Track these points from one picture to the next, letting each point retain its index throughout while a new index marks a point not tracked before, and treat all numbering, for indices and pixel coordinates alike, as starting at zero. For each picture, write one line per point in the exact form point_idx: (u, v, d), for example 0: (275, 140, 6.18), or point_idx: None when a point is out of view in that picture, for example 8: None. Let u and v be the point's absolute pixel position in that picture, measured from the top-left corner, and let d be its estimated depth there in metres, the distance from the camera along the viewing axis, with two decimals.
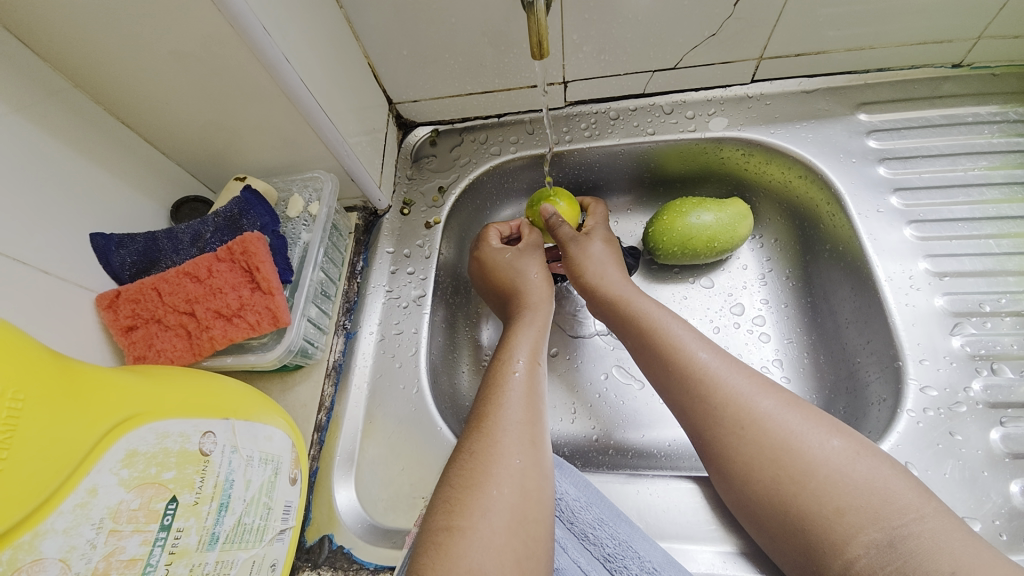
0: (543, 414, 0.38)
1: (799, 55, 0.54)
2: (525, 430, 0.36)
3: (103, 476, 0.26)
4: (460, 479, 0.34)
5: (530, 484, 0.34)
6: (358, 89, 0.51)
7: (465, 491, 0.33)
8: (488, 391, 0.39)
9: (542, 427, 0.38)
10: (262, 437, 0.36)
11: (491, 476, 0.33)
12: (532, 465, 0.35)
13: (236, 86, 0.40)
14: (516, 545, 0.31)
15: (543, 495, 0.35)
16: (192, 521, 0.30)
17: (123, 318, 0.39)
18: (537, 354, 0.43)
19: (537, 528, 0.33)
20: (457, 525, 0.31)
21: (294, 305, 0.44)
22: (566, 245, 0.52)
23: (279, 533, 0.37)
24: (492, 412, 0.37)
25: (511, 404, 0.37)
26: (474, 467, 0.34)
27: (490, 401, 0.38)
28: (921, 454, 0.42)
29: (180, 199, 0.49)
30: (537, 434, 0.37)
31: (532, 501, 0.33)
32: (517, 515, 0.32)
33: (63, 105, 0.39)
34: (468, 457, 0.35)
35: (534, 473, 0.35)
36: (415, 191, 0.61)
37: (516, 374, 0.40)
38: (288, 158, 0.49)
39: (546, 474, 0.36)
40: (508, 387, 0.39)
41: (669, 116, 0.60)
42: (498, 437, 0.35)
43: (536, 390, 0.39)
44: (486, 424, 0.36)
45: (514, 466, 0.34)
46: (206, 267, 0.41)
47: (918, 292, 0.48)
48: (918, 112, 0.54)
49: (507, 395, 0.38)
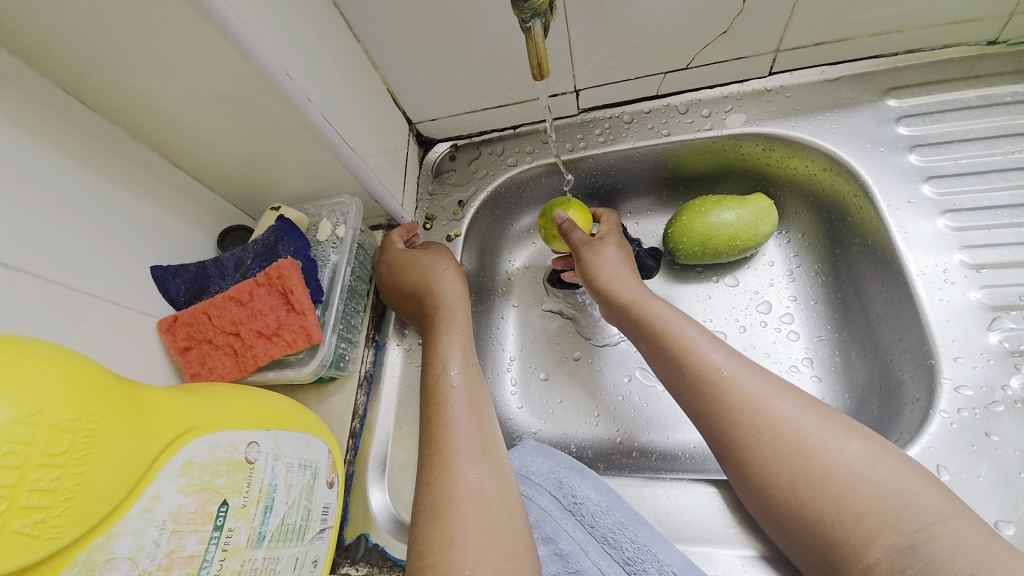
0: (485, 416, 0.44)
1: (818, 44, 0.52)
2: (474, 440, 0.41)
3: (166, 484, 0.30)
4: (424, 515, 0.37)
5: (491, 493, 0.39)
6: (378, 115, 0.55)
7: (432, 527, 0.36)
8: (428, 414, 0.44)
9: (488, 432, 0.43)
10: (302, 444, 0.40)
11: (453, 500, 0.38)
12: (490, 472, 0.40)
13: (267, 124, 0.44)
14: (493, 555, 0.35)
15: (505, 495, 0.40)
16: (242, 521, 0.33)
17: (181, 339, 0.44)
18: (469, 358, 0.49)
19: (508, 530, 0.38)
20: (430, 562, 0.35)
21: (326, 322, 0.48)
22: (580, 249, 0.52)
23: (319, 533, 0.40)
24: (439, 435, 0.41)
25: (456, 420, 0.42)
26: (434, 493, 0.38)
27: (435, 426, 0.42)
28: (955, 457, 0.40)
29: (225, 229, 0.54)
30: (487, 442, 0.42)
31: (497, 505, 0.38)
32: (486, 529, 0.37)
33: (120, 153, 0.44)
34: (428, 487, 0.39)
35: (492, 478, 0.40)
36: (436, 206, 0.65)
37: (454, 388, 0.45)
38: (316, 185, 0.53)
39: (502, 475, 0.41)
40: (449, 405, 0.44)
41: (685, 116, 0.59)
42: (449, 460, 0.40)
43: (474, 400, 0.45)
44: (434, 451, 0.41)
45: (470, 481, 0.39)
46: (248, 291, 0.45)
47: (953, 286, 0.46)
48: (951, 94, 0.51)
49: (450, 414, 0.43)
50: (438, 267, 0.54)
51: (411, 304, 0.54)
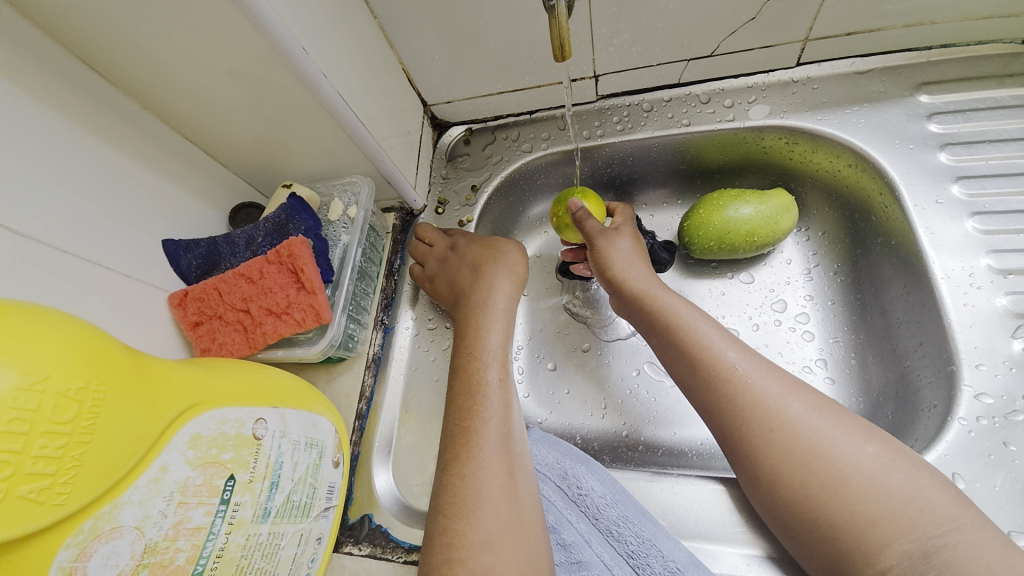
0: (516, 418, 0.44)
1: (849, 35, 0.50)
2: (506, 441, 0.42)
3: (173, 456, 0.30)
4: (454, 509, 0.38)
5: (520, 493, 0.40)
6: (392, 95, 0.54)
7: (460, 522, 0.37)
8: (465, 407, 0.43)
9: (516, 433, 0.43)
10: (309, 423, 0.40)
11: (485, 498, 0.38)
12: (519, 473, 0.41)
13: (281, 101, 0.43)
14: (519, 556, 0.37)
15: (530, 494, 0.41)
16: (248, 496, 0.34)
17: (191, 314, 0.44)
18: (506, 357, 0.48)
19: (533, 531, 0.39)
20: (458, 557, 0.36)
21: (335, 303, 0.48)
22: (595, 239, 0.51)
23: (323, 510, 0.41)
24: (476, 432, 0.41)
25: (492, 418, 0.42)
26: (466, 488, 0.38)
27: (473, 422, 0.42)
28: (971, 466, 0.39)
29: (237, 206, 0.54)
30: (516, 442, 0.43)
31: (527, 505, 0.40)
32: (512, 529, 0.38)
33: (134, 126, 0.44)
34: (460, 482, 0.39)
35: (520, 479, 0.41)
36: (449, 190, 0.64)
37: (493, 384, 0.45)
38: (328, 164, 0.52)
39: (527, 477, 0.42)
40: (487, 402, 0.43)
41: (706, 105, 0.58)
42: (484, 459, 0.40)
43: (509, 398, 0.45)
44: (471, 447, 0.40)
45: (502, 482, 0.39)
46: (258, 269, 0.45)
47: (978, 291, 0.45)
48: (985, 92, 0.49)
49: (488, 411, 0.43)
50: (510, 259, 0.56)
51: (464, 275, 0.54)
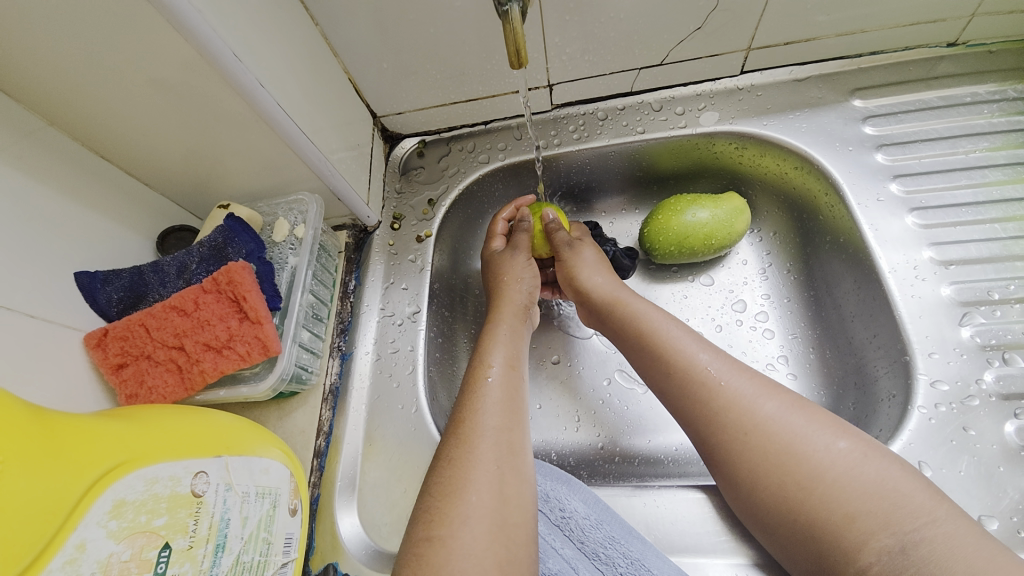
0: (519, 417, 0.40)
1: (788, 44, 0.53)
2: (501, 436, 0.38)
3: (92, 530, 0.25)
4: (439, 488, 0.35)
5: (509, 492, 0.35)
6: (340, 106, 0.51)
7: (443, 500, 0.34)
8: (465, 397, 0.41)
9: (518, 431, 0.39)
10: (259, 470, 0.36)
11: (471, 481, 0.35)
12: (511, 470, 0.37)
13: (213, 114, 0.39)
14: (500, 552, 0.33)
15: (522, 497, 0.36)
16: (188, 566, 0.29)
17: (113, 356, 0.39)
18: (514, 360, 0.44)
19: (520, 533, 0.35)
20: (437, 535, 0.33)
21: (284, 332, 0.44)
22: (560, 249, 0.53)
23: (280, 567, 0.36)
24: (469, 418, 0.39)
25: (486, 410, 0.39)
26: (454, 472, 0.36)
27: (467, 407, 0.40)
28: (934, 452, 0.41)
29: (166, 229, 0.49)
30: (515, 442, 0.38)
31: (513, 505, 0.35)
32: (496, 521, 0.34)
33: (39, 144, 0.38)
34: (449, 464, 0.36)
35: (512, 479, 0.36)
36: (405, 205, 0.61)
37: (491, 379, 0.42)
38: (272, 181, 0.48)
39: (523, 480, 0.37)
40: (485, 393, 0.40)
41: (659, 113, 0.58)
42: (475, 444, 0.37)
43: (513, 395, 0.41)
44: (463, 430, 0.38)
45: (491, 473, 0.36)
46: (193, 299, 0.40)
47: (924, 282, 0.47)
48: (914, 95, 0.53)
49: (485, 401, 0.40)
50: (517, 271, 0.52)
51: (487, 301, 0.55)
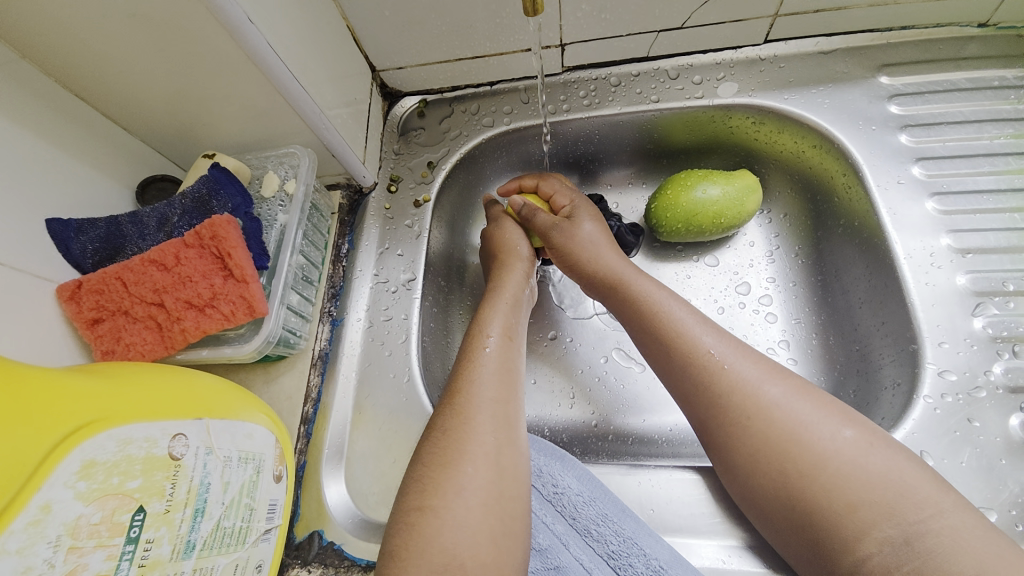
0: (514, 387, 0.39)
1: (817, 12, 0.49)
2: (497, 408, 0.36)
3: (58, 491, 0.24)
4: (433, 457, 0.34)
5: (505, 462, 0.34)
6: (336, 55, 0.47)
7: (439, 469, 0.33)
8: (461, 367, 0.39)
9: (511, 402, 0.38)
10: (242, 435, 0.34)
11: (466, 453, 0.34)
12: (507, 442, 0.35)
13: (196, 53, 0.36)
14: (493, 523, 0.32)
15: (518, 470, 0.35)
16: (164, 530, 0.28)
17: (87, 310, 0.36)
18: (511, 330, 0.43)
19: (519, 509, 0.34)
20: (430, 505, 0.32)
21: (272, 293, 0.42)
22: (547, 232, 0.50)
23: (264, 533, 0.35)
24: (465, 389, 0.37)
25: (483, 382, 0.38)
26: (448, 441, 0.34)
27: (460, 379, 0.38)
28: (937, 443, 0.40)
29: (147, 179, 0.46)
30: (511, 413, 0.37)
31: (510, 479, 0.34)
32: (493, 494, 0.33)
33: (7, 78, 0.35)
34: (441, 434, 0.35)
35: (509, 451, 0.35)
36: (402, 166, 0.58)
37: (487, 350, 0.40)
38: (261, 132, 0.45)
39: (517, 449, 0.36)
40: (479, 365, 0.39)
41: (675, 81, 0.55)
42: (467, 416, 0.35)
43: (510, 366, 0.40)
44: (458, 402, 0.36)
45: (487, 444, 0.34)
46: (174, 254, 0.38)
47: (939, 270, 0.46)
48: (942, 75, 0.50)
49: (480, 372, 0.38)
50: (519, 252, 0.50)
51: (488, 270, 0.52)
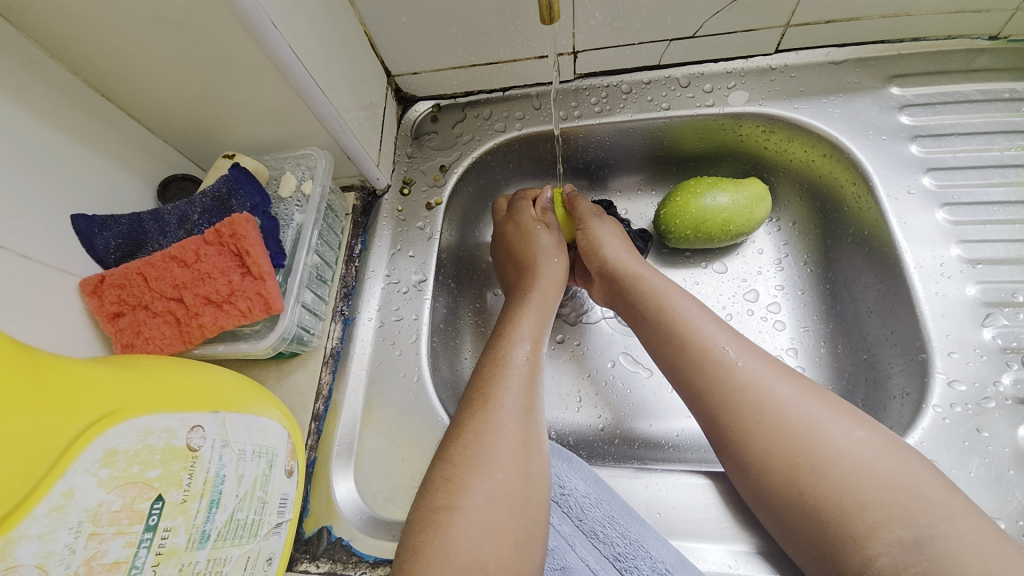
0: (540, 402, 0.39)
1: (829, 22, 0.50)
2: (525, 416, 0.37)
3: (80, 477, 0.24)
4: (461, 458, 0.34)
5: (533, 470, 0.35)
6: (354, 60, 0.48)
7: (469, 472, 0.33)
8: (489, 372, 0.39)
9: (537, 411, 0.38)
10: (256, 429, 0.35)
11: (496, 460, 0.34)
12: (535, 449, 0.36)
13: (220, 56, 0.37)
14: (517, 526, 0.33)
15: (541, 476, 0.36)
16: (180, 520, 0.28)
17: (109, 304, 0.37)
18: (540, 339, 0.43)
19: (535, 512, 0.34)
20: (457, 505, 0.32)
21: (287, 291, 0.43)
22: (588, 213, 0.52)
23: (274, 527, 0.36)
24: (496, 395, 0.37)
25: (513, 390, 0.38)
26: (479, 446, 0.35)
27: (490, 384, 0.38)
28: (946, 452, 0.40)
29: (168, 177, 0.47)
30: (536, 421, 0.37)
31: (534, 485, 0.35)
32: (516, 501, 0.33)
33: (39, 78, 0.36)
34: (470, 437, 0.35)
35: (535, 459, 0.36)
36: (415, 170, 0.59)
37: (518, 358, 0.40)
38: (280, 134, 0.46)
39: (541, 455, 0.37)
40: (509, 371, 0.39)
41: (686, 89, 0.56)
42: (498, 423, 0.36)
43: (536, 378, 0.40)
44: (490, 408, 0.36)
45: (516, 451, 0.35)
46: (194, 251, 0.39)
47: (949, 280, 0.46)
48: (952, 87, 0.51)
49: (510, 381, 0.38)
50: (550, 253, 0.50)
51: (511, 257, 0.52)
